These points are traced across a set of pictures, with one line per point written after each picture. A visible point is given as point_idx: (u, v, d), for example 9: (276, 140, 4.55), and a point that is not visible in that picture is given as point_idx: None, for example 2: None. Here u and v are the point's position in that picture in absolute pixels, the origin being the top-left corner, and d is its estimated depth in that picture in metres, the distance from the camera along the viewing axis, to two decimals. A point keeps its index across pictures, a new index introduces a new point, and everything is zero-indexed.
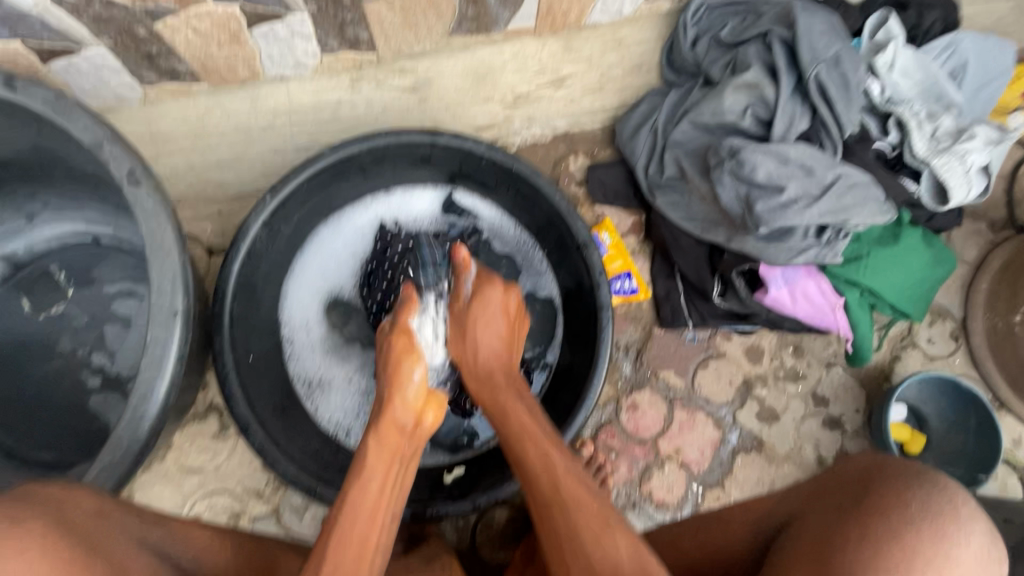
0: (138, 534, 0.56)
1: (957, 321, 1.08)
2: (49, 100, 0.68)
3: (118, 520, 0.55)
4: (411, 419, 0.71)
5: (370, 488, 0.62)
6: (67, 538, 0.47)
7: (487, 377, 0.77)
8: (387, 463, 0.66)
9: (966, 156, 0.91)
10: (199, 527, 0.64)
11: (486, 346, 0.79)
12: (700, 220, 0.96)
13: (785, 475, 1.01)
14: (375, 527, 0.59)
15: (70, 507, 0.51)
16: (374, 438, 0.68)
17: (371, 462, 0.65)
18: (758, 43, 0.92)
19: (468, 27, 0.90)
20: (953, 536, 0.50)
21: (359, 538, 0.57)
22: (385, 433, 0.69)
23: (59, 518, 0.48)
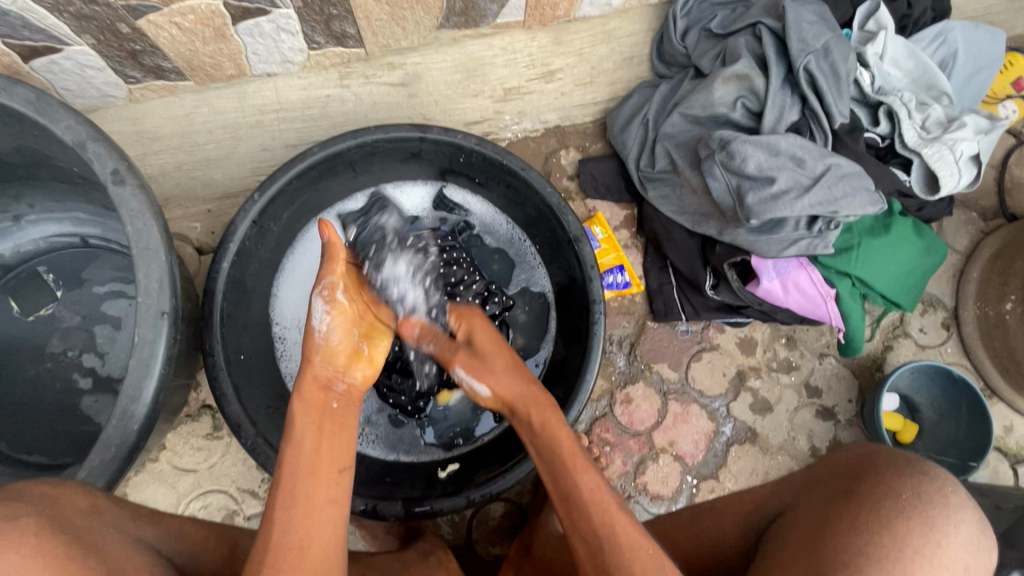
0: (134, 530, 0.56)
1: (949, 310, 1.09)
2: (31, 100, 0.67)
3: (112, 517, 0.54)
4: (336, 378, 0.69)
5: (305, 450, 0.61)
6: (60, 535, 0.47)
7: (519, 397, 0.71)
8: (317, 420, 0.64)
9: (955, 145, 0.91)
10: (194, 524, 0.64)
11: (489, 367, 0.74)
12: (691, 213, 0.96)
13: (779, 466, 1.01)
14: (322, 482, 0.59)
15: (64, 505, 0.50)
16: (299, 403, 0.65)
17: (301, 425, 0.63)
18: (748, 34, 0.92)
19: (456, 22, 0.91)
20: (942, 524, 0.50)
21: (306, 495, 0.57)
22: (310, 395, 0.66)
23: (52, 515, 0.48)
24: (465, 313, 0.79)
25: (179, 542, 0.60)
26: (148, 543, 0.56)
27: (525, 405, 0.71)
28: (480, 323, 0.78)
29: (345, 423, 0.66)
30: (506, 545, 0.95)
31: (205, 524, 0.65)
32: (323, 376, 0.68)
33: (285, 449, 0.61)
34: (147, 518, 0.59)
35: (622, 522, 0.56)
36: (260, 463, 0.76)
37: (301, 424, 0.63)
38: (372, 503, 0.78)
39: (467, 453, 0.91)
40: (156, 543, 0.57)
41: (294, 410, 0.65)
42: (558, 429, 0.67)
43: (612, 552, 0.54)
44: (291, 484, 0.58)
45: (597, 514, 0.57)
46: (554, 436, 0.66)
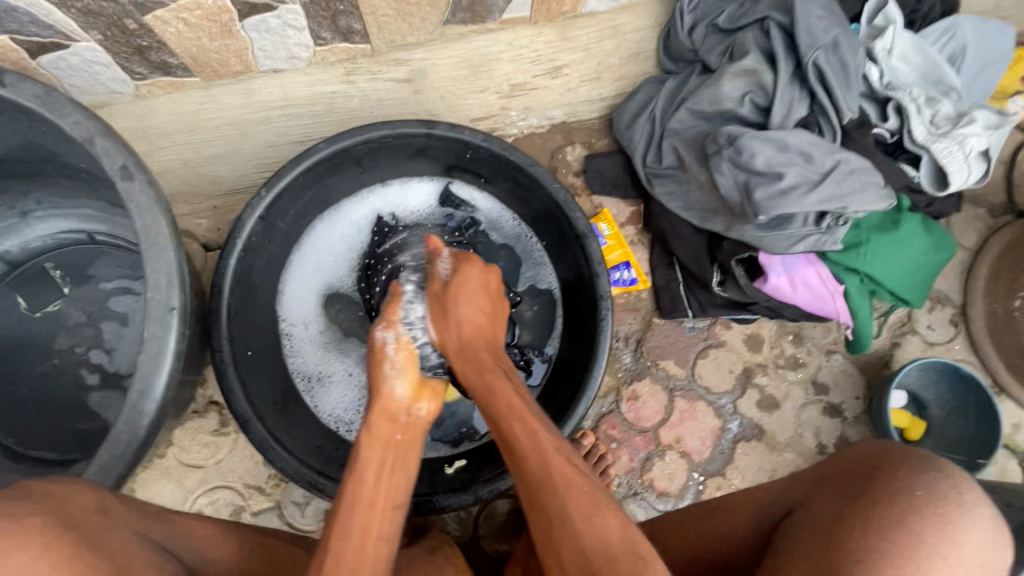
0: (140, 528, 0.56)
1: (957, 307, 1.09)
2: (39, 95, 0.67)
3: (120, 515, 0.54)
4: (405, 407, 0.70)
5: (365, 482, 0.61)
6: (68, 534, 0.47)
7: (465, 358, 0.71)
8: (382, 454, 0.64)
9: (965, 141, 0.90)
10: (202, 522, 0.64)
11: (467, 319, 0.73)
12: (698, 210, 0.95)
13: (785, 463, 1.01)
14: (377, 519, 0.58)
15: (71, 502, 0.50)
16: (366, 433, 0.67)
17: (364, 455, 0.64)
18: (756, 28, 0.91)
19: (462, 17, 0.92)
20: (958, 521, 0.50)
21: (361, 530, 0.56)
22: (378, 425, 0.68)
23: (60, 514, 0.48)
24: (462, 258, 0.79)
25: (187, 539, 0.60)
26: (154, 540, 0.57)
27: (498, 391, 0.65)
28: (473, 266, 0.77)
29: (406, 455, 0.66)
30: (512, 542, 0.95)
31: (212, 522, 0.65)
32: (392, 406, 0.70)
33: (348, 480, 0.62)
34: (153, 516, 0.59)
35: (574, 495, 0.55)
36: (268, 458, 0.76)
37: (366, 453, 0.64)
38: None
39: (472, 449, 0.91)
40: (162, 541, 0.58)
41: (360, 441, 0.66)
42: (539, 428, 0.61)
43: (547, 491, 0.55)
44: (344, 522, 0.57)
45: (563, 502, 0.54)
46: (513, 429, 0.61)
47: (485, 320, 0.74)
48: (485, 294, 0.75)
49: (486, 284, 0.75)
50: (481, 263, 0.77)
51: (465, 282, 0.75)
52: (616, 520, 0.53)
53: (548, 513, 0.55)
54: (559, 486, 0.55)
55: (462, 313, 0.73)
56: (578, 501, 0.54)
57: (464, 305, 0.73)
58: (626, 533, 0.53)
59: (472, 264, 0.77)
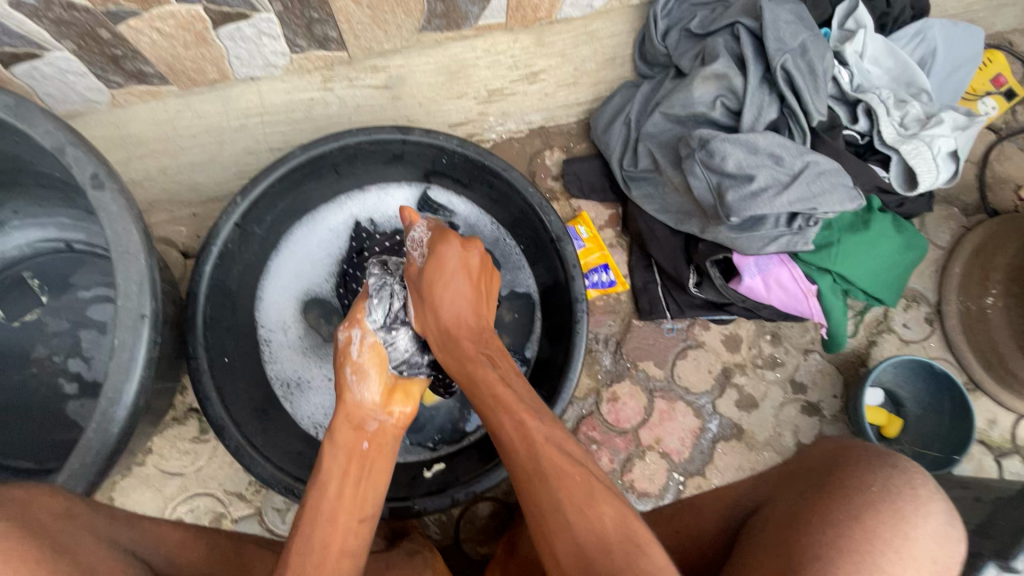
0: (108, 534, 0.56)
1: (932, 306, 1.10)
2: (10, 105, 0.67)
3: (86, 520, 0.54)
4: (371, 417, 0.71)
5: (327, 495, 0.63)
6: (33, 540, 0.47)
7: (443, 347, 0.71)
8: (345, 465, 0.65)
9: (933, 142, 0.92)
10: (173, 527, 0.64)
11: (449, 307, 0.71)
12: (674, 212, 0.96)
13: (764, 462, 1.02)
14: (338, 530, 0.60)
15: (35, 509, 0.50)
16: (329, 441, 0.68)
17: (326, 466, 0.65)
18: (727, 33, 0.93)
19: (438, 23, 0.91)
20: (911, 516, 0.51)
21: (319, 542, 0.58)
22: (341, 432, 0.69)
23: (24, 519, 0.48)
24: (438, 236, 0.73)
25: (156, 546, 0.60)
26: (122, 547, 0.56)
27: (481, 380, 0.65)
28: (451, 247, 0.72)
29: (375, 467, 0.67)
30: (494, 544, 0.95)
31: (184, 527, 0.65)
32: (357, 414, 0.70)
33: (310, 493, 0.63)
34: (122, 522, 0.59)
35: (568, 489, 0.55)
36: (243, 464, 0.76)
37: (330, 465, 0.65)
38: None
39: (453, 452, 0.92)
40: (130, 547, 0.58)
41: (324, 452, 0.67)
42: (527, 419, 0.61)
43: (540, 484, 0.56)
44: (307, 530, 0.59)
45: (556, 493, 0.55)
46: (501, 422, 0.62)
47: (469, 306, 0.72)
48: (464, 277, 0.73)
49: (466, 266, 0.72)
50: (460, 241, 0.72)
51: (434, 271, 0.71)
52: (612, 512, 0.54)
53: (541, 496, 0.56)
54: (550, 476, 0.56)
55: (449, 293, 0.71)
56: (571, 492, 0.55)
57: (443, 295, 0.71)
58: (623, 525, 0.53)
59: (450, 243, 0.72)
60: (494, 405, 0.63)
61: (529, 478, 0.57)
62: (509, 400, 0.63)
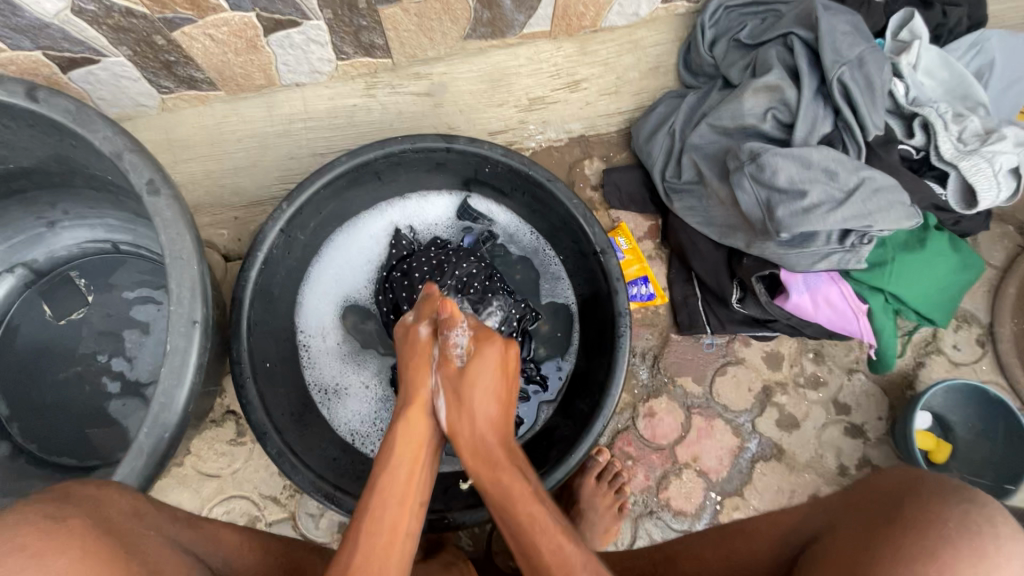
0: (172, 534, 0.56)
1: (984, 327, 1.06)
2: (70, 110, 0.68)
3: (153, 520, 0.55)
4: (440, 415, 0.72)
5: (397, 481, 0.64)
6: (107, 539, 0.48)
7: (477, 455, 0.68)
8: (413, 458, 0.67)
9: (994, 158, 0.88)
10: (231, 530, 0.64)
11: (481, 413, 0.70)
12: (718, 225, 0.94)
13: (806, 484, 0.99)
14: (405, 515, 0.62)
15: (109, 507, 0.51)
16: (401, 428, 0.69)
17: (398, 456, 0.66)
18: (779, 44, 0.91)
19: (483, 32, 0.93)
20: (993, 555, 0.48)
21: (390, 528, 0.60)
22: (412, 423, 0.70)
23: (99, 518, 0.49)
24: (483, 337, 0.74)
25: (215, 548, 0.60)
26: (184, 547, 0.57)
27: (517, 498, 0.63)
28: (491, 352, 0.72)
29: (431, 455, 0.70)
30: None
31: (241, 530, 0.65)
32: (428, 411, 0.72)
33: (379, 478, 0.64)
34: (185, 522, 0.59)
35: None
36: (286, 469, 0.76)
37: (399, 452, 0.67)
38: None
39: None
40: (192, 547, 0.58)
41: (380, 475, 0.64)
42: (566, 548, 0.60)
43: None
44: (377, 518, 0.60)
45: None
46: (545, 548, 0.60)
47: (498, 408, 0.71)
48: (500, 379, 0.72)
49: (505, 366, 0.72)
50: (501, 342, 0.74)
51: (481, 368, 0.71)
52: None
53: None
54: None
55: (472, 409, 0.69)
56: None
57: (482, 399, 0.70)
58: None
59: (494, 346, 0.73)
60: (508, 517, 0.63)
61: None
62: (536, 509, 0.63)
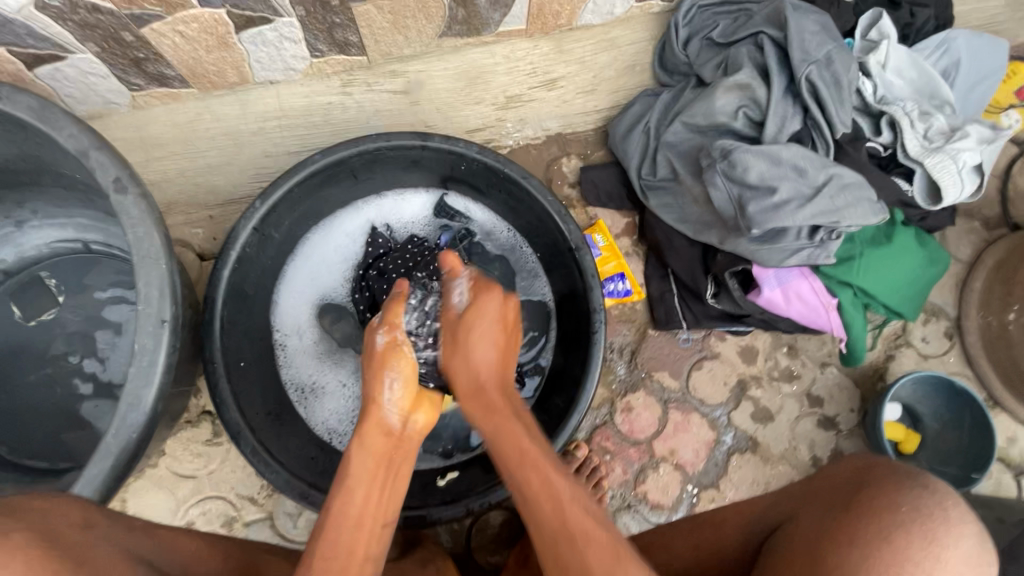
0: (126, 545, 0.55)
1: (951, 320, 1.09)
2: (34, 107, 0.67)
3: (104, 530, 0.54)
4: (399, 419, 0.68)
5: (355, 501, 0.61)
6: (55, 551, 0.47)
7: (474, 394, 0.69)
8: (371, 471, 0.64)
9: (958, 155, 0.90)
10: (187, 536, 0.65)
11: (480, 356, 0.70)
12: (693, 222, 0.95)
13: (780, 476, 1.01)
14: (364, 537, 0.58)
15: (54, 520, 0.50)
16: (358, 445, 0.66)
17: (355, 470, 0.63)
18: (750, 43, 0.92)
19: (459, 30, 0.93)
20: (942, 539, 0.50)
21: (346, 549, 0.57)
22: (370, 438, 0.66)
23: (43, 531, 0.48)
24: (480, 287, 0.74)
25: (172, 556, 0.60)
26: (141, 557, 0.56)
27: (508, 435, 0.64)
28: (493, 301, 0.73)
29: (396, 468, 0.66)
30: (506, 552, 0.95)
31: (198, 537, 0.65)
32: (385, 422, 0.67)
33: (336, 498, 0.61)
34: (140, 531, 0.59)
35: (596, 547, 0.54)
36: (260, 469, 0.75)
37: (356, 466, 0.64)
38: None
39: (466, 460, 0.91)
40: (149, 557, 0.57)
41: (336, 498, 0.61)
42: (554, 477, 0.60)
43: (569, 543, 0.55)
44: (333, 536, 0.57)
45: (583, 553, 0.54)
46: (526, 477, 0.61)
47: (498, 354, 0.71)
48: (500, 330, 0.72)
49: (504, 317, 0.72)
50: (502, 293, 0.74)
51: (479, 320, 0.72)
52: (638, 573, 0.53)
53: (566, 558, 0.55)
54: (580, 538, 0.55)
55: (473, 354, 0.70)
56: (599, 554, 0.54)
57: (479, 340, 0.71)
58: None
59: (494, 294, 0.73)
60: (506, 459, 0.63)
61: (560, 537, 0.56)
62: (530, 449, 0.62)
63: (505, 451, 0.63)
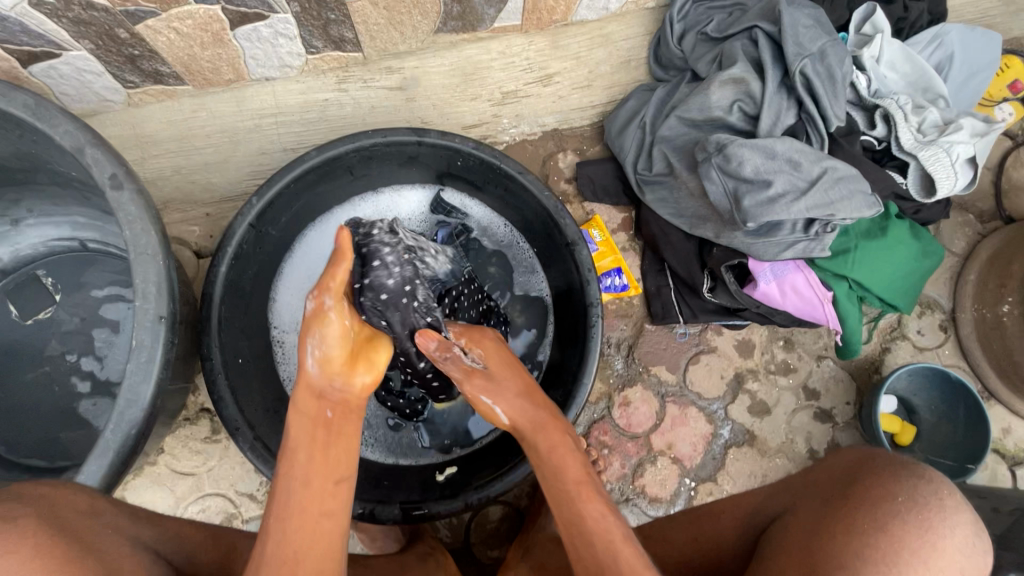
0: (133, 533, 0.56)
1: (946, 313, 1.09)
2: (29, 105, 0.67)
3: (113, 518, 0.55)
4: (330, 382, 0.64)
5: (297, 468, 0.61)
6: (61, 538, 0.48)
7: (521, 434, 0.72)
8: (310, 433, 0.63)
9: (952, 148, 0.91)
10: (194, 527, 0.65)
11: (508, 401, 0.73)
12: (689, 216, 0.95)
13: (777, 468, 1.01)
14: (314, 499, 0.59)
15: (63, 506, 0.51)
16: (294, 411, 0.65)
17: (295, 438, 0.63)
18: (744, 38, 0.92)
19: (455, 26, 0.93)
20: (938, 526, 0.50)
21: (298, 508, 0.59)
22: (304, 401, 0.64)
23: (50, 517, 0.49)
24: (475, 337, 0.78)
25: (178, 545, 0.60)
26: (147, 545, 0.56)
27: (558, 471, 0.67)
28: (489, 345, 0.77)
29: (342, 426, 0.64)
30: (504, 547, 0.95)
31: (204, 527, 0.66)
32: (316, 384, 0.64)
33: (281, 466, 0.62)
34: (148, 520, 0.59)
35: None
36: (258, 465, 0.76)
37: (297, 433, 0.63)
38: (370, 506, 0.78)
39: (464, 457, 0.91)
40: (155, 545, 0.58)
41: (283, 464, 0.62)
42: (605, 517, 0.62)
43: None
44: (285, 498, 0.59)
45: None
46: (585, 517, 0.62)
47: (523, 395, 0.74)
48: (507, 367, 0.75)
49: (505, 355, 0.77)
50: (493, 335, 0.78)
51: (489, 359, 0.76)
52: None
53: None
54: None
55: (504, 388, 0.74)
56: None
57: (497, 383, 0.74)
58: None
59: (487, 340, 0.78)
60: (560, 484, 0.66)
61: None
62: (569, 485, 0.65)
63: (557, 482, 0.66)
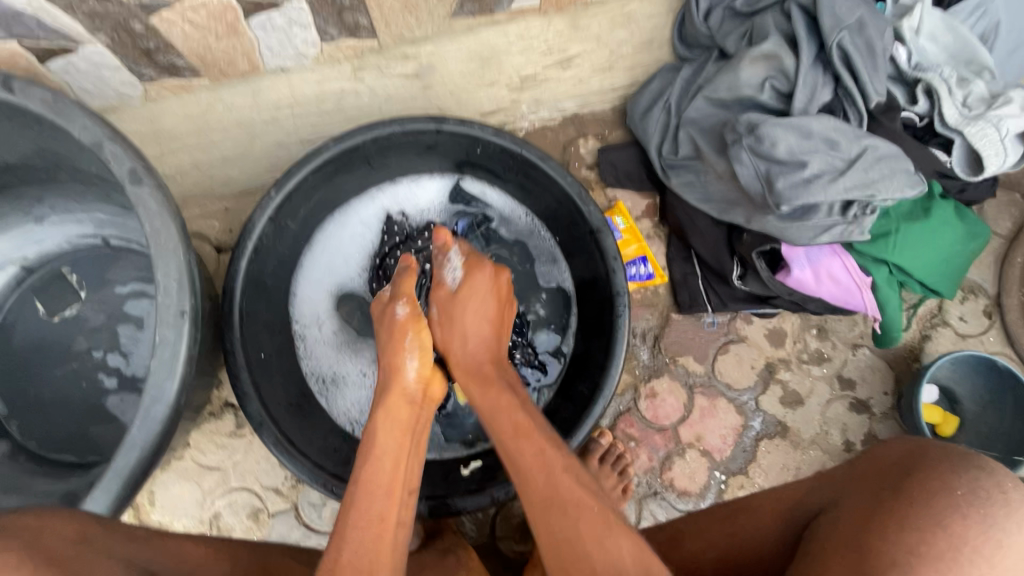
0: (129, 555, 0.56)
1: (991, 298, 1.04)
2: (47, 100, 0.66)
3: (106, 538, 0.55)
4: (420, 387, 0.70)
5: (384, 468, 0.61)
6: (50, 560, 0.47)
7: (473, 373, 0.69)
8: (398, 439, 0.64)
9: (1001, 123, 0.85)
10: (192, 543, 0.64)
11: (476, 334, 0.72)
12: (717, 201, 0.92)
13: (811, 461, 0.98)
14: (394, 505, 0.59)
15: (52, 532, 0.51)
16: (381, 412, 0.66)
17: (382, 441, 0.63)
18: (776, 11, 0.88)
19: (471, 10, 0.86)
20: (1003, 523, 0.49)
21: (376, 515, 0.57)
22: (394, 403, 0.67)
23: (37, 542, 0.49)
24: (472, 265, 0.74)
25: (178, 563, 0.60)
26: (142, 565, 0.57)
27: (504, 407, 0.65)
28: (481, 276, 0.73)
29: (418, 436, 0.67)
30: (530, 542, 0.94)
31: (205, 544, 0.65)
32: (405, 389, 0.68)
33: (362, 466, 0.61)
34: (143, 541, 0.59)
35: (589, 525, 0.54)
36: (282, 459, 0.75)
37: (382, 439, 0.64)
38: None
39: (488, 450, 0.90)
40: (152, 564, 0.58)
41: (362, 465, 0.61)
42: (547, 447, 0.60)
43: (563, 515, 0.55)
44: (365, 503, 0.58)
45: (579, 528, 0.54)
46: (523, 450, 0.61)
47: (492, 329, 0.73)
48: (491, 303, 0.73)
49: (496, 287, 0.74)
50: (492, 268, 0.74)
51: (472, 296, 0.72)
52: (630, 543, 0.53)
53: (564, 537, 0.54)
54: (573, 511, 0.55)
55: (463, 324, 0.72)
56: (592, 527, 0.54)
57: (473, 320, 0.72)
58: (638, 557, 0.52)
59: (483, 271, 0.74)
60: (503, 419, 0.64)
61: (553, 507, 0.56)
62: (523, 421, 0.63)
63: (499, 417, 0.64)
